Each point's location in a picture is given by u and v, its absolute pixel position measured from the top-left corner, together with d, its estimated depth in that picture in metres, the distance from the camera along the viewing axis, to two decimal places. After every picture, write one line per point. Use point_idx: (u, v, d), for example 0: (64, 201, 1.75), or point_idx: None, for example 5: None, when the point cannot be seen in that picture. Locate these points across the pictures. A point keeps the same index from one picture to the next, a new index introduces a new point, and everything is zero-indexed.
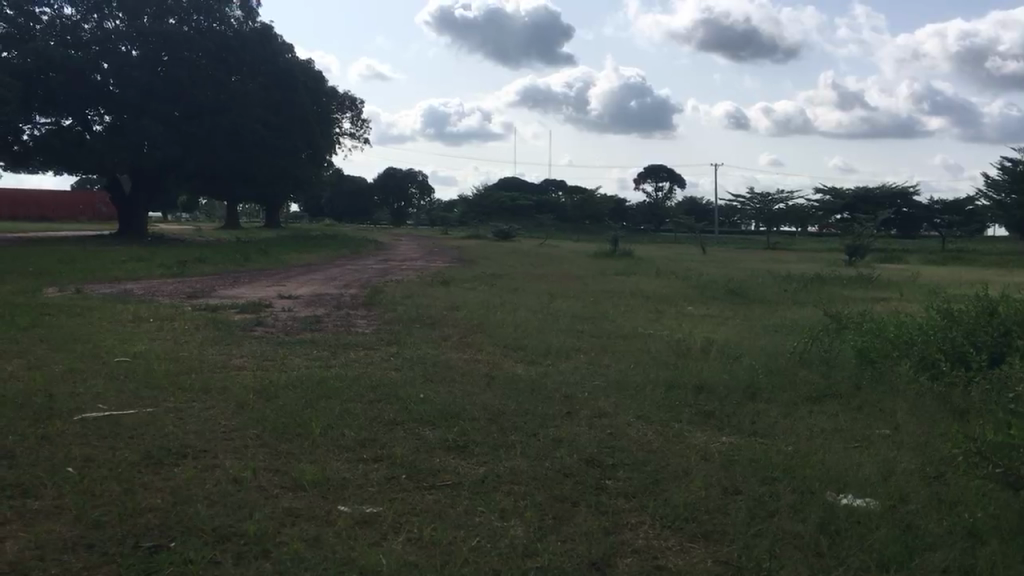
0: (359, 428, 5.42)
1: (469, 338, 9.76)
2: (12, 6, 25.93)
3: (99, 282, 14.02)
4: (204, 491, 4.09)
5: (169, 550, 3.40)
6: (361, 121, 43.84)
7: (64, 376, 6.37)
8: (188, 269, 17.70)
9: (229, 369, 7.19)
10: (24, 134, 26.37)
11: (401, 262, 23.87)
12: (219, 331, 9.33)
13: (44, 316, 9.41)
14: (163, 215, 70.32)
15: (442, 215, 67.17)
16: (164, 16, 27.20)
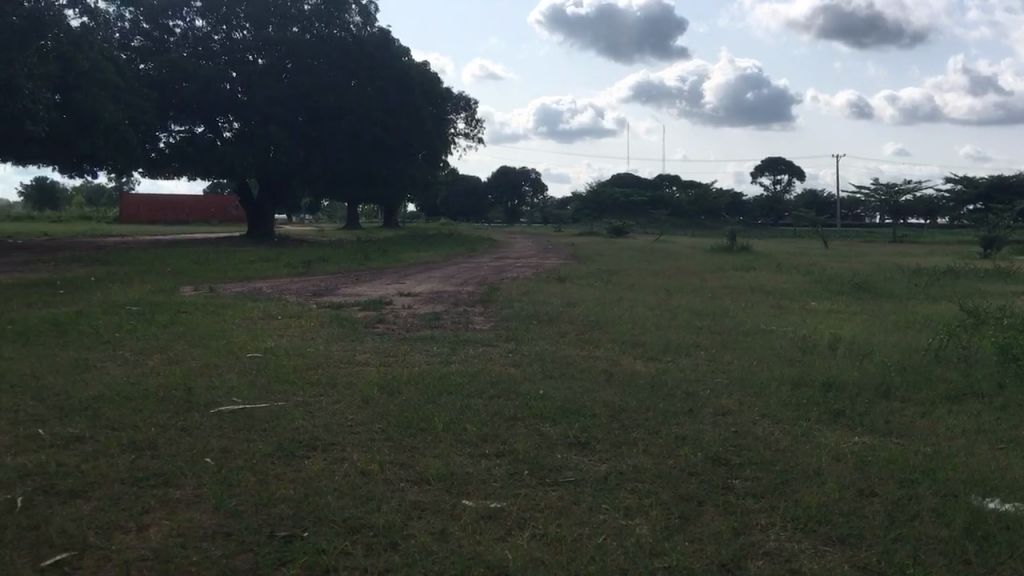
0: (481, 423, 5.45)
1: (586, 335, 9.72)
2: (148, 21, 27.22)
3: (230, 282, 14.61)
4: (333, 483, 4.19)
5: (302, 540, 3.48)
6: (476, 121, 44.32)
7: (199, 371, 6.64)
8: (312, 268, 18.25)
9: (353, 364, 7.37)
10: (160, 142, 27.75)
11: (517, 260, 23.97)
12: (343, 328, 9.58)
13: (181, 314, 9.85)
14: (287, 218, 72.87)
15: (556, 214, 67.24)
16: (287, 25, 28.07)
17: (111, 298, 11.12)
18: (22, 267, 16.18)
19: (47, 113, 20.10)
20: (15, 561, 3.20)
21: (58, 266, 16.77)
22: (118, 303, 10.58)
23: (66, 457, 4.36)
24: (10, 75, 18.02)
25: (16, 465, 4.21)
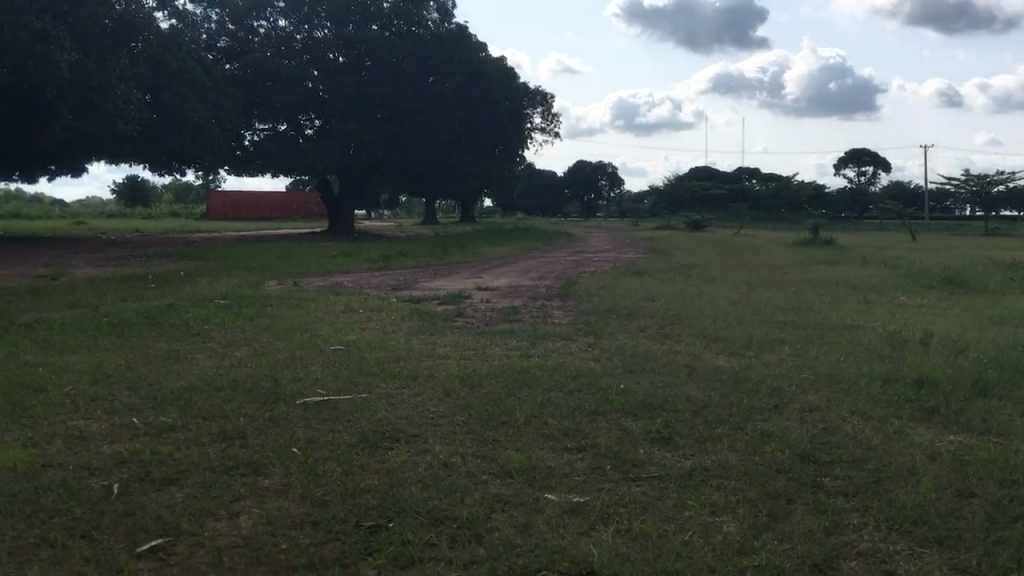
0: (561, 418, 5.42)
1: (666, 329, 9.60)
2: (234, 21, 27.91)
3: (312, 276, 14.86)
4: (417, 475, 4.21)
5: (388, 530, 3.51)
6: (553, 115, 44.25)
7: (285, 363, 6.76)
8: (392, 262, 18.45)
9: (434, 357, 7.42)
10: (245, 140, 28.44)
11: (595, 254, 23.81)
12: (423, 321, 9.65)
13: (266, 307, 10.07)
14: (366, 214, 73.92)
15: (633, 208, 66.66)
16: (367, 22, 28.39)
17: (200, 291, 11.43)
18: (117, 262, 16.79)
19: (137, 113, 20.77)
20: (113, 542, 3.28)
21: (149, 261, 17.31)
22: (206, 296, 10.86)
23: (161, 445, 4.48)
24: (103, 76, 18.66)
25: (112, 452, 4.33)
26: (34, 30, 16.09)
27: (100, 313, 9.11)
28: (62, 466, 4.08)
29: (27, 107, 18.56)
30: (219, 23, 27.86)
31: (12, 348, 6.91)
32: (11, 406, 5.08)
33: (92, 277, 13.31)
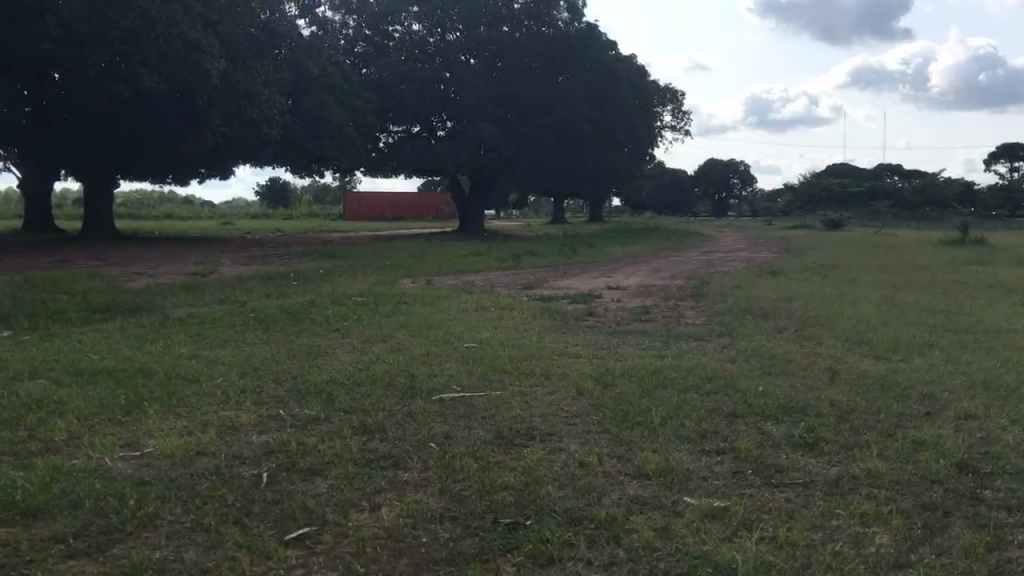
0: (699, 419, 5.29)
1: (805, 331, 9.27)
2: (371, 27, 28.74)
3: (445, 274, 15.10)
4: (552, 473, 4.20)
5: (525, 528, 3.50)
6: (684, 113, 43.60)
7: (421, 359, 6.87)
8: (522, 262, 18.54)
9: (567, 356, 7.40)
10: (380, 142, 29.24)
11: (727, 254, 23.25)
12: (555, 320, 9.65)
13: (402, 305, 10.29)
14: (496, 214, 74.70)
15: (767, 207, 64.87)
16: (498, 24, 28.57)
17: (338, 289, 11.77)
18: (260, 261, 17.52)
19: (281, 118, 21.65)
20: (264, 528, 3.38)
21: (290, 260, 17.98)
22: (345, 294, 11.21)
23: (305, 436, 4.62)
24: (249, 83, 19.51)
25: (261, 442, 4.49)
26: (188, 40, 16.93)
27: (246, 309, 9.50)
28: (215, 454, 4.25)
29: (182, 114, 19.61)
30: (357, 29, 28.83)
31: (167, 341, 7.28)
32: (167, 395, 5.34)
33: (239, 275, 13.91)
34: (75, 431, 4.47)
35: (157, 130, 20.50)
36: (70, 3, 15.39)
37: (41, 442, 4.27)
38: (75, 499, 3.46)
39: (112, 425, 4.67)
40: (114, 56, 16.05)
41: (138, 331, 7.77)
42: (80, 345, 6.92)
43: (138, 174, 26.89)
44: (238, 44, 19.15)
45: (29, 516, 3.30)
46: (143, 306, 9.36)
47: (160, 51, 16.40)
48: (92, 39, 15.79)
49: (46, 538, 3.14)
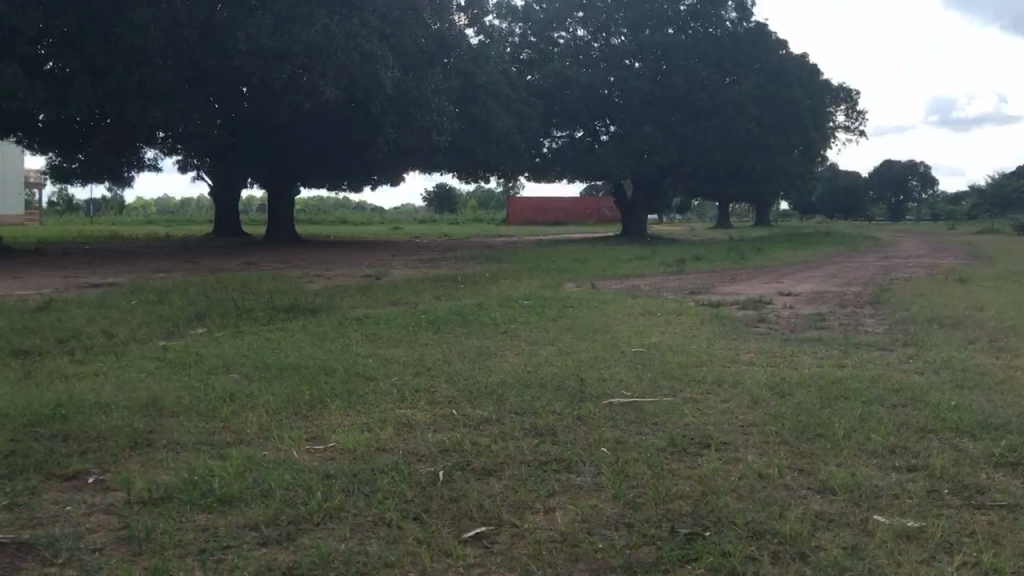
0: (886, 433, 4.98)
1: (1001, 342, 8.59)
2: (537, 34, 28.99)
3: (610, 279, 14.99)
4: (730, 484, 4.05)
5: (704, 540, 3.38)
6: (858, 112, 41.62)
7: (589, 363, 6.83)
8: (688, 267, 18.18)
9: (740, 364, 7.15)
10: (544, 147, 29.49)
11: (908, 260, 21.99)
12: (725, 326, 9.37)
13: (568, 309, 10.28)
14: (659, 218, 73.79)
15: (950, 211, 61.00)
16: (663, 26, 28.05)
17: (504, 292, 11.91)
18: (429, 264, 18.05)
19: (449, 125, 22.17)
20: (442, 524, 3.42)
21: (458, 263, 18.37)
22: (512, 297, 11.31)
23: (478, 437, 4.65)
24: (420, 91, 20.12)
25: (436, 441, 4.57)
26: (363, 51, 17.59)
27: (417, 310, 9.76)
28: (394, 450, 4.35)
29: (357, 123, 20.43)
30: (522, 36, 29.17)
31: (346, 340, 7.58)
32: (347, 392, 5.54)
33: (410, 278, 14.31)
34: (264, 424, 4.69)
35: (335, 139, 21.50)
36: (258, 19, 16.33)
37: (233, 433, 4.51)
38: (266, 489, 3.61)
39: (297, 419, 4.87)
40: (297, 69, 16.91)
41: (319, 330, 8.12)
42: (268, 342, 7.31)
43: (315, 181, 28.28)
44: (411, 54, 19.77)
45: (225, 503, 3.48)
46: (322, 307, 9.78)
47: (339, 63, 17.15)
48: (277, 53, 16.69)
49: (240, 524, 3.29)
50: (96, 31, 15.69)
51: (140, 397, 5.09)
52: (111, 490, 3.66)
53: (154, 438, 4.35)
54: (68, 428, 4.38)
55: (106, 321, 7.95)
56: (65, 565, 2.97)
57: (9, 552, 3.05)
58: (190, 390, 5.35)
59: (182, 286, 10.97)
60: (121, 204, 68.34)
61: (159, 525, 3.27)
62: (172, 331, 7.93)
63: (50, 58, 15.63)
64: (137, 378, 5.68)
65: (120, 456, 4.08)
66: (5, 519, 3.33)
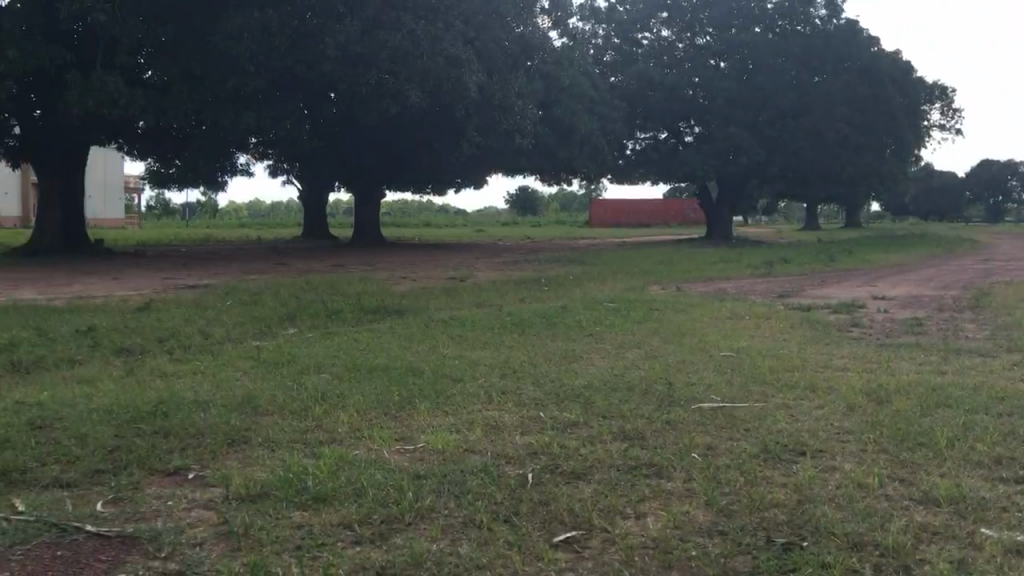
0: (992, 443, 4.77)
1: None
2: (620, 35, 28.81)
3: (696, 282, 14.78)
4: (826, 493, 3.93)
5: (801, 549, 3.29)
6: (954, 111, 40.15)
7: (677, 367, 6.73)
8: (776, 270, 17.82)
9: (833, 369, 6.97)
10: (628, 149, 29.29)
11: (1009, 263, 21.12)
12: (816, 330, 9.13)
13: (654, 311, 10.18)
14: (744, 220, 72.50)
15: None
16: (750, 24, 27.51)
17: (588, 295, 11.84)
18: (513, 266, 18.10)
19: (532, 128, 22.20)
20: (532, 527, 3.40)
21: (541, 265, 18.38)
22: (596, 299, 11.24)
23: (567, 440, 4.62)
24: (504, 95, 20.20)
25: (524, 443, 4.55)
26: (448, 56, 17.75)
27: (502, 313, 9.77)
28: (482, 453, 4.35)
29: (441, 127, 20.62)
30: (606, 38, 28.95)
31: (433, 342, 7.63)
32: (435, 393, 5.57)
33: (494, 280, 14.37)
34: (354, 423, 4.75)
35: (420, 142, 21.74)
36: (346, 26, 16.64)
37: (326, 432, 4.58)
38: (358, 489, 3.66)
39: (387, 419, 4.92)
40: (384, 74, 17.16)
41: (407, 331, 8.20)
42: (357, 343, 7.41)
43: (400, 185, 28.65)
44: (495, 57, 19.87)
45: (319, 501, 3.53)
46: (409, 309, 9.88)
47: (424, 67, 17.35)
48: (365, 59, 16.97)
49: (334, 523, 3.34)
50: (192, 40, 16.20)
51: (236, 396, 5.22)
52: (210, 486, 3.75)
53: (249, 436, 4.45)
54: (168, 426, 4.50)
55: (202, 321, 8.18)
56: (167, 558, 3.05)
57: (114, 545, 3.15)
58: (283, 389, 5.46)
59: (273, 288, 11.22)
60: (214, 207, 70.34)
61: (256, 521, 3.34)
62: (265, 331, 8.11)
63: (149, 68, 16.20)
64: (234, 378, 5.83)
65: (218, 454, 4.18)
66: (110, 513, 3.44)
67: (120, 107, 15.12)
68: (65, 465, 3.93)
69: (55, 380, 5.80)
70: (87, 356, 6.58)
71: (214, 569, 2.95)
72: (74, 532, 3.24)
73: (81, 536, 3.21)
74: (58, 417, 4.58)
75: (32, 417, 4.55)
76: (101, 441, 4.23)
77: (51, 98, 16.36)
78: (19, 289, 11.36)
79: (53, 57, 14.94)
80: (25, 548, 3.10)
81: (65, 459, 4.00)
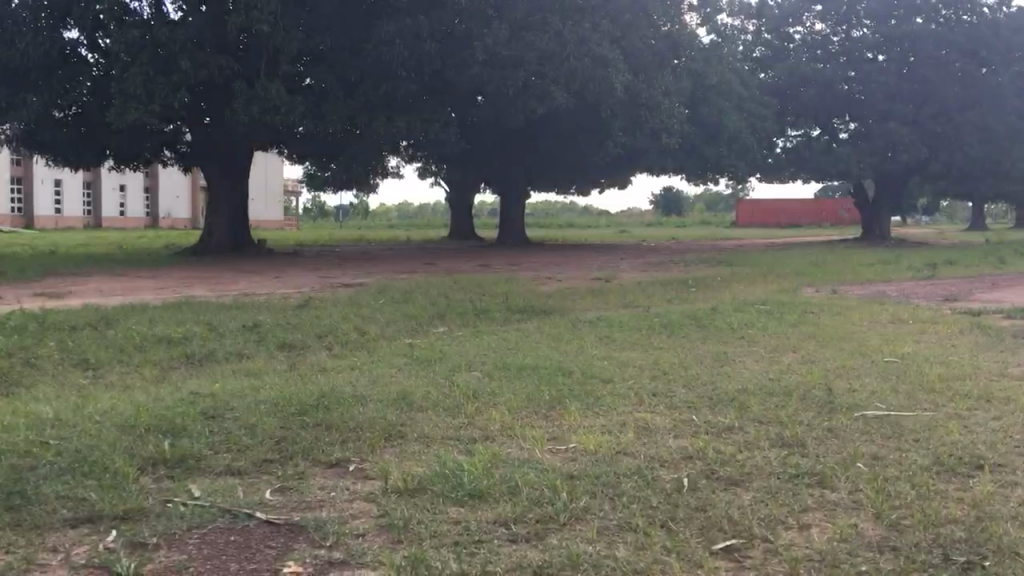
0: None
1: None
2: (771, 30, 28.03)
3: (851, 284, 14.15)
4: (1008, 511, 3.65)
5: (983, 571, 3.07)
6: None
7: (838, 372, 6.44)
8: (939, 271, 16.84)
9: (1009, 378, 6.50)
10: (778, 146, 28.37)
11: None
12: (987, 337, 8.55)
13: (807, 314, 9.82)
14: (903, 220, 68.95)
15: None
16: (912, 14, 25.84)
17: (738, 297, 11.52)
18: (658, 267, 17.86)
19: (679, 127, 21.82)
20: (690, 534, 3.32)
21: (687, 266, 18.07)
22: (748, 301, 10.92)
23: (723, 444, 4.50)
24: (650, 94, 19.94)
25: (679, 447, 4.46)
26: (594, 56, 17.69)
27: (649, 314, 9.64)
28: (635, 455, 4.28)
29: (587, 127, 20.57)
30: (756, 34, 28.53)
31: (581, 342, 7.57)
32: (586, 394, 5.53)
33: (639, 280, 14.21)
34: (506, 422, 4.78)
35: (565, 142, 21.77)
36: (494, 29, 16.84)
37: (479, 430, 4.63)
38: (513, 487, 3.67)
39: (539, 419, 4.92)
40: (530, 76, 17.28)
41: (554, 331, 8.20)
42: (505, 342, 7.49)
43: (545, 185, 28.79)
44: (642, 56, 19.65)
45: (475, 497, 3.56)
46: (555, 308, 9.89)
47: (571, 68, 17.34)
48: (512, 61, 17.12)
49: (491, 520, 3.35)
50: (347, 46, 16.79)
51: (393, 391, 5.35)
52: (370, 479, 3.85)
53: (406, 431, 4.55)
54: (329, 419, 4.65)
55: (357, 318, 8.47)
56: (334, 547, 3.14)
57: (282, 534, 3.27)
58: (436, 386, 5.55)
59: (423, 286, 11.50)
60: (366, 207, 72.81)
61: (416, 515, 3.39)
62: (417, 329, 8.30)
63: (308, 75, 16.87)
64: (389, 374, 5.98)
65: (376, 447, 4.29)
66: (280, 502, 3.58)
67: (281, 114, 15.83)
68: (235, 454, 4.13)
69: (225, 372, 6.12)
70: (253, 350, 6.90)
71: (378, 561, 3.02)
72: (246, 518, 3.39)
73: (252, 523, 3.35)
74: (230, 408, 4.81)
75: (204, 407, 4.79)
76: (268, 431, 4.41)
77: (219, 106, 17.30)
78: (190, 286, 12.08)
79: (222, 66, 15.80)
80: (203, 531, 3.27)
81: (236, 449, 4.19)
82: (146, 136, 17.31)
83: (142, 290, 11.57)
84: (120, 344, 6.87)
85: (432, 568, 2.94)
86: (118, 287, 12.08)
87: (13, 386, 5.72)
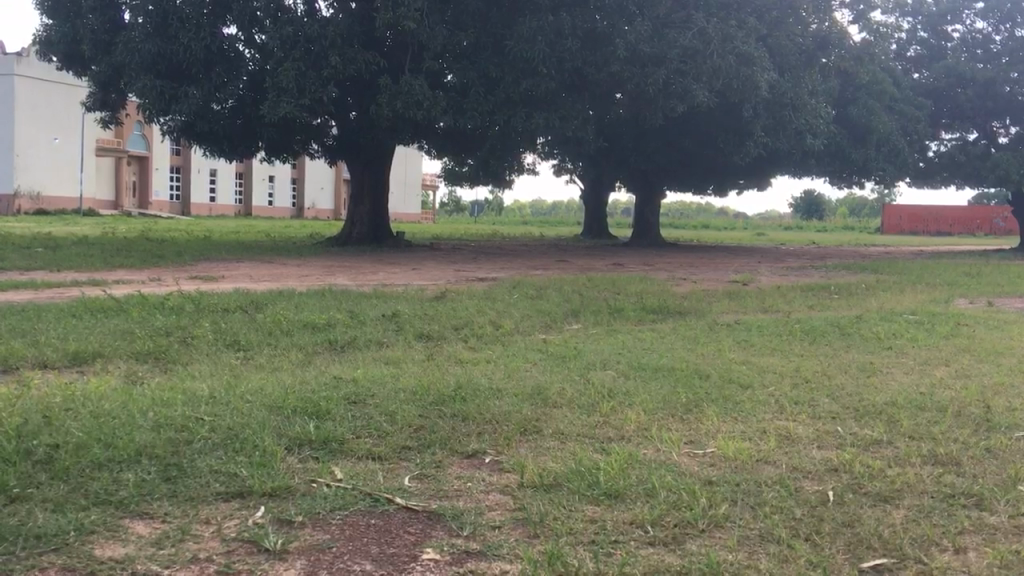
0: None
1: None
2: (928, 30, 26.63)
3: (1011, 296, 13.23)
4: None
5: None
6: None
7: (996, 390, 6.01)
8: None
9: None
10: (929, 151, 26.92)
11: None
12: None
13: (960, 327, 9.24)
14: None
15: None
16: None
17: (885, 306, 10.96)
18: (800, 272, 17.26)
19: (825, 126, 21.01)
20: (837, 550, 3.17)
21: (829, 272, 17.39)
22: (894, 311, 10.42)
23: (872, 460, 4.27)
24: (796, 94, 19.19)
25: (823, 458, 4.28)
26: (739, 53, 17.19)
27: (789, 320, 9.30)
28: (777, 463, 4.15)
29: (728, 128, 20.06)
30: (911, 32, 26.91)
31: (718, 346, 7.36)
32: (723, 399, 5.37)
33: (779, 285, 13.77)
34: (643, 423, 4.70)
35: (704, 140, 21.36)
36: (635, 26, 16.63)
37: (614, 430, 4.56)
38: (649, 489, 3.60)
39: (675, 422, 4.82)
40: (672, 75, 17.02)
41: (691, 334, 8.02)
42: (640, 342, 7.39)
43: (682, 186, 28.35)
44: (788, 55, 19.03)
45: (610, 496, 3.52)
46: (690, 309, 9.71)
47: (715, 66, 16.92)
48: (654, 59, 16.91)
49: (627, 520, 3.30)
50: (490, 44, 16.88)
51: (528, 386, 5.37)
52: (506, 473, 3.86)
53: (544, 427, 4.54)
54: (467, 411, 4.70)
55: (494, 312, 8.54)
56: (470, 538, 3.17)
57: (419, 520, 3.33)
58: (570, 384, 5.51)
59: (558, 283, 11.53)
60: (500, 204, 73.67)
61: (551, 510, 3.39)
62: (551, 325, 8.31)
63: (449, 71, 17.10)
64: (524, 369, 5.99)
65: (511, 442, 4.29)
66: (417, 488, 3.64)
67: (424, 108, 16.15)
68: (375, 440, 4.22)
69: (366, 359, 6.27)
70: (391, 339, 7.06)
71: (514, 555, 3.02)
72: (386, 503, 3.45)
73: (391, 509, 3.40)
74: (371, 395, 4.92)
75: (347, 392, 4.92)
76: (408, 419, 4.50)
77: (365, 101, 17.84)
78: (333, 276, 12.48)
79: (368, 62, 16.27)
80: (344, 513, 3.35)
81: (376, 434, 4.28)
82: (296, 130, 17.98)
83: (288, 277, 12.07)
84: (269, 327, 7.17)
85: (569, 566, 2.91)
86: (266, 273, 12.61)
87: (171, 364, 6.03)
